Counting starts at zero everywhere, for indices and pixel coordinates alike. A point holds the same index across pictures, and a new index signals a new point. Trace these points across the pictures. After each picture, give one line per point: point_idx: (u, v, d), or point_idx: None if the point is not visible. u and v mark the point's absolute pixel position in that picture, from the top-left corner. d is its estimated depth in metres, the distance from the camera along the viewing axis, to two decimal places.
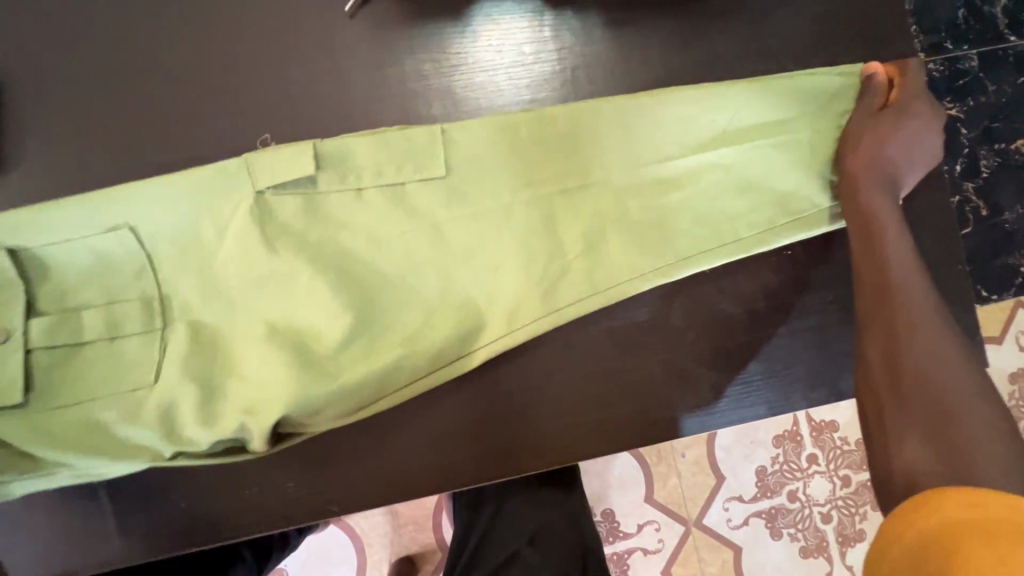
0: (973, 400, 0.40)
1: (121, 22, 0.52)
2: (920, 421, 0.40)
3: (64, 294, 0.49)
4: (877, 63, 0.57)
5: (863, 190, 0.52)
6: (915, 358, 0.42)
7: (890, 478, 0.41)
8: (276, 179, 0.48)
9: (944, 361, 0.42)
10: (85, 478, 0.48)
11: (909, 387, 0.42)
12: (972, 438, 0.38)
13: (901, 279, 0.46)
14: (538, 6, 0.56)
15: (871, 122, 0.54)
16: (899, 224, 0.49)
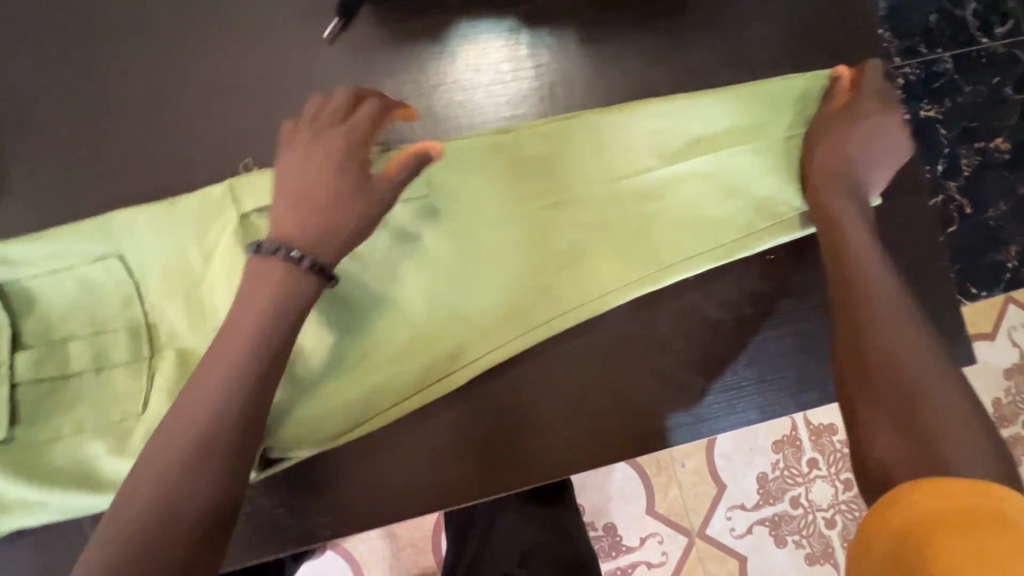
0: (941, 393, 0.42)
1: (103, 56, 0.53)
2: (890, 416, 0.42)
3: (50, 326, 0.48)
4: (842, 66, 0.57)
5: (826, 194, 0.53)
6: (883, 355, 0.45)
7: (867, 473, 0.41)
8: (260, 201, 0.48)
9: (910, 356, 0.44)
10: (73, 514, 0.46)
11: (878, 383, 0.44)
12: (939, 427, 0.40)
13: (867, 283, 0.48)
14: (514, 26, 0.57)
15: (837, 124, 0.55)
16: (864, 230, 0.52)
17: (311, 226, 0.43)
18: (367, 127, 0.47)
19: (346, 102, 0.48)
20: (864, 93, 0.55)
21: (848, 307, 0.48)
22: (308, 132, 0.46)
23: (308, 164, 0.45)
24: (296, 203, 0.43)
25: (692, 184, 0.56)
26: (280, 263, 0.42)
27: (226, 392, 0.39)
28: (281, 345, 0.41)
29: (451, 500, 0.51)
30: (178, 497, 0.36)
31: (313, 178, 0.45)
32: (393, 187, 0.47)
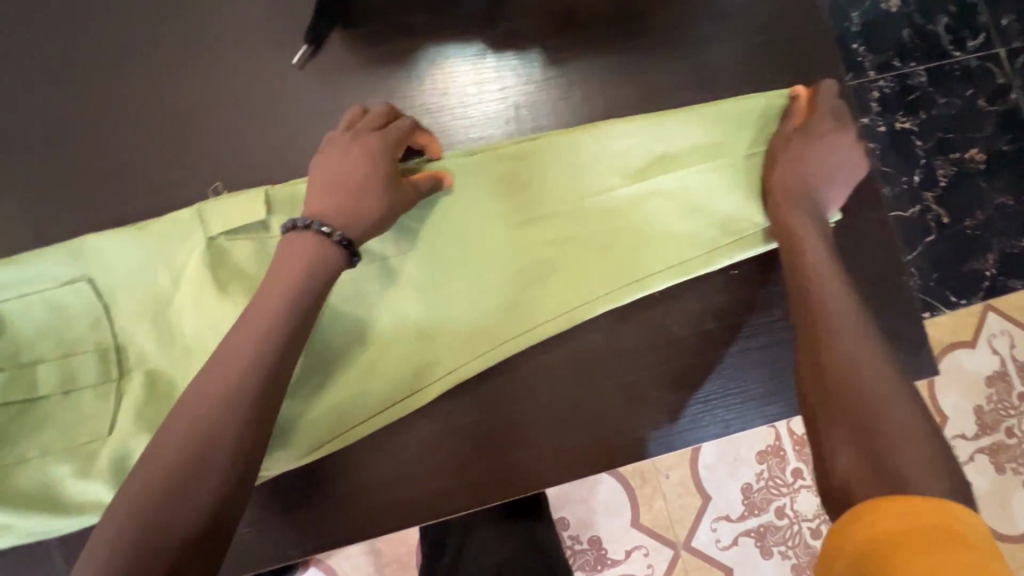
0: (896, 408, 0.43)
1: (77, 82, 0.54)
2: (849, 433, 0.42)
3: (18, 349, 0.48)
4: (800, 86, 0.59)
5: (787, 212, 0.55)
6: (840, 371, 0.45)
7: (829, 492, 0.42)
8: (227, 224, 0.48)
9: (866, 372, 0.45)
10: (37, 536, 0.46)
11: (838, 400, 0.44)
12: (894, 444, 0.41)
13: (826, 301, 0.49)
14: (479, 50, 0.59)
15: (794, 142, 0.56)
16: (823, 246, 0.53)
17: (339, 208, 0.47)
18: (399, 131, 0.51)
19: (385, 109, 0.51)
20: (820, 111, 0.57)
21: (808, 325, 0.49)
22: (345, 130, 0.50)
23: (344, 156, 0.48)
24: (329, 189, 0.47)
25: (656, 202, 0.57)
26: (311, 236, 0.45)
27: (222, 406, 0.39)
28: (286, 338, 0.43)
29: (421, 518, 0.52)
30: (166, 512, 0.36)
31: (347, 167, 0.48)
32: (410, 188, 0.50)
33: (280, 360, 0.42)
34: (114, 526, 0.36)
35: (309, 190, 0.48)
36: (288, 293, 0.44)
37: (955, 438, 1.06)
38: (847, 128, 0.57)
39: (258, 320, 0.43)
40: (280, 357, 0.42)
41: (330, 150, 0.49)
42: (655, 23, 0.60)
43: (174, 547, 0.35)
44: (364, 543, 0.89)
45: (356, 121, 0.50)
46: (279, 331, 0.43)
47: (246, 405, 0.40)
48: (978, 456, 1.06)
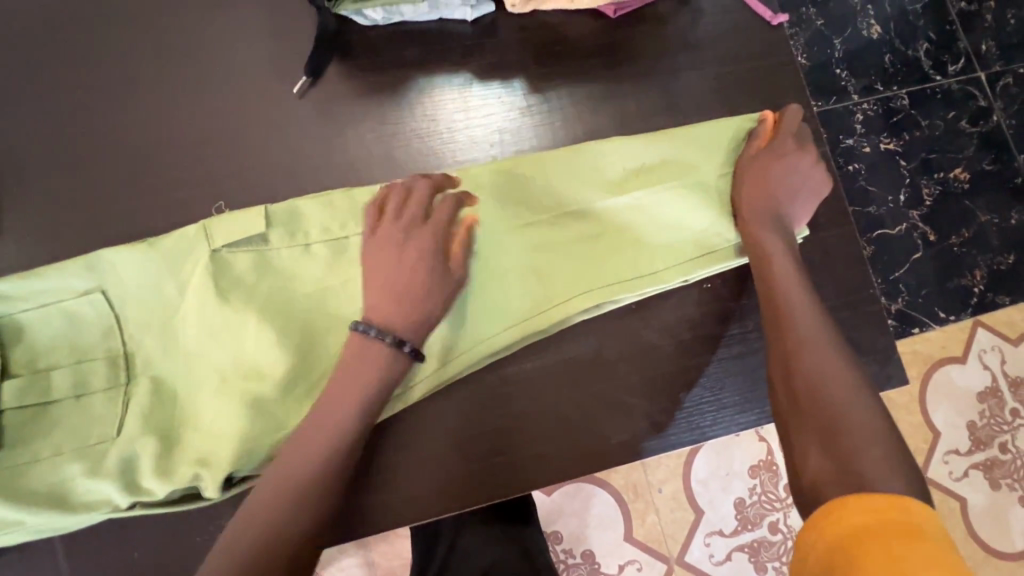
0: (861, 410, 0.44)
1: (98, 111, 0.59)
2: (816, 434, 0.44)
3: (36, 355, 0.51)
4: (766, 111, 0.63)
5: (754, 226, 0.58)
6: (808, 377, 0.47)
7: (801, 493, 0.43)
8: (230, 237, 0.52)
9: (832, 377, 0.47)
10: (43, 534, 0.48)
11: (805, 402, 0.46)
12: (859, 443, 0.42)
13: (793, 311, 0.52)
14: (466, 80, 0.63)
15: (760, 163, 0.60)
16: (789, 258, 0.56)
17: (405, 306, 0.50)
18: (443, 219, 0.54)
19: (423, 194, 0.54)
20: (784, 134, 0.61)
21: (778, 332, 0.51)
22: (389, 222, 0.53)
23: (394, 257, 0.51)
24: (393, 289, 0.50)
25: (632, 217, 0.60)
26: (382, 346, 0.49)
27: (316, 476, 0.46)
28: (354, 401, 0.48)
29: (411, 518, 0.54)
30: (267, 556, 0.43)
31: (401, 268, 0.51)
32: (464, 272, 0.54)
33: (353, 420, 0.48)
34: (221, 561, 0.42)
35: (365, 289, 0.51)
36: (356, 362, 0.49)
37: (948, 453, 1.07)
38: (810, 149, 0.61)
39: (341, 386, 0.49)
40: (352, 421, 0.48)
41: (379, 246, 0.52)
42: (631, 54, 0.65)
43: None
44: (358, 556, 0.91)
45: (397, 211, 0.53)
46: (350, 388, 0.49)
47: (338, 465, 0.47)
48: (972, 472, 1.07)
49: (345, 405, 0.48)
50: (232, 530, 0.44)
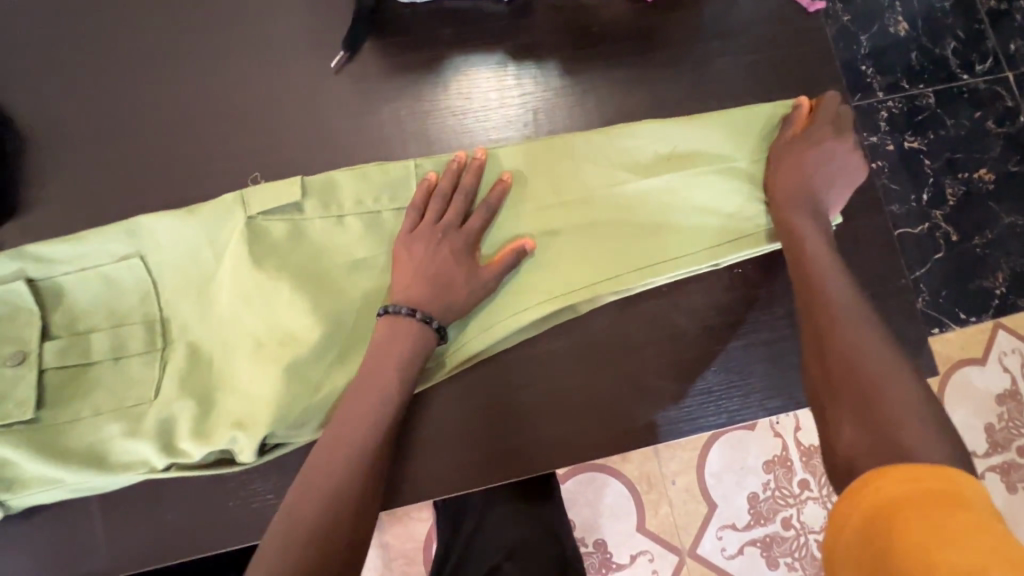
0: (897, 385, 0.44)
1: (137, 81, 0.59)
2: (850, 410, 0.44)
3: (75, 318, 0.52)
4: (802, 97, 0.63)
5: (786, 209, 0.58)
6: (842, 351, 0.47)
7: (837, 467, 0.43)
8: (266, 205, 0.53)
9: (867, 351, 0.46)
10: (82, 492, 0.49)
11: (838, 379, 0.46)
12: (896, 414, 0.42)
13: (826, 288, 0.52)
14: (502, 60, 0.63)
15: (795, 147, 0.59)
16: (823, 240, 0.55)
17: (440, 298, 0.52)
18: (485, 211, 0.55)
19: (468, 184, 0.55)
20: (821, 119, 0.60)
21: (809, 308, 0.51)
22: (430, 221, 0.54)
23: (437, 243, 0.53)
24: (433, 278, 0.52)
25: (663, 198, 0.60)
26: (413, 323, 0.51)
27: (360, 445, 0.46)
28: (391, 374, 0.49)
29: (440, 493, 0.55)
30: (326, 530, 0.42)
31: (441, 255, 0.53)
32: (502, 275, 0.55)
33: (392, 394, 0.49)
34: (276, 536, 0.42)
35: (396, 279, 0.53)
36: (392, 339, 0.50)
37: None
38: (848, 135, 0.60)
39: (378, 362, 0.49)
40: (389, 393, 0.49)
41: (423, 236, 0.53)
42: (665, 38, 0.65)
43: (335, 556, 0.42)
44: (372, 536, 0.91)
45: (441, 207, 0.54)
46: (387, 361, 0.49)
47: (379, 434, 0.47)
48: (988, 474, 1.06)
49: (383, 379, 0.49)
50: (287, 504, 0.44)
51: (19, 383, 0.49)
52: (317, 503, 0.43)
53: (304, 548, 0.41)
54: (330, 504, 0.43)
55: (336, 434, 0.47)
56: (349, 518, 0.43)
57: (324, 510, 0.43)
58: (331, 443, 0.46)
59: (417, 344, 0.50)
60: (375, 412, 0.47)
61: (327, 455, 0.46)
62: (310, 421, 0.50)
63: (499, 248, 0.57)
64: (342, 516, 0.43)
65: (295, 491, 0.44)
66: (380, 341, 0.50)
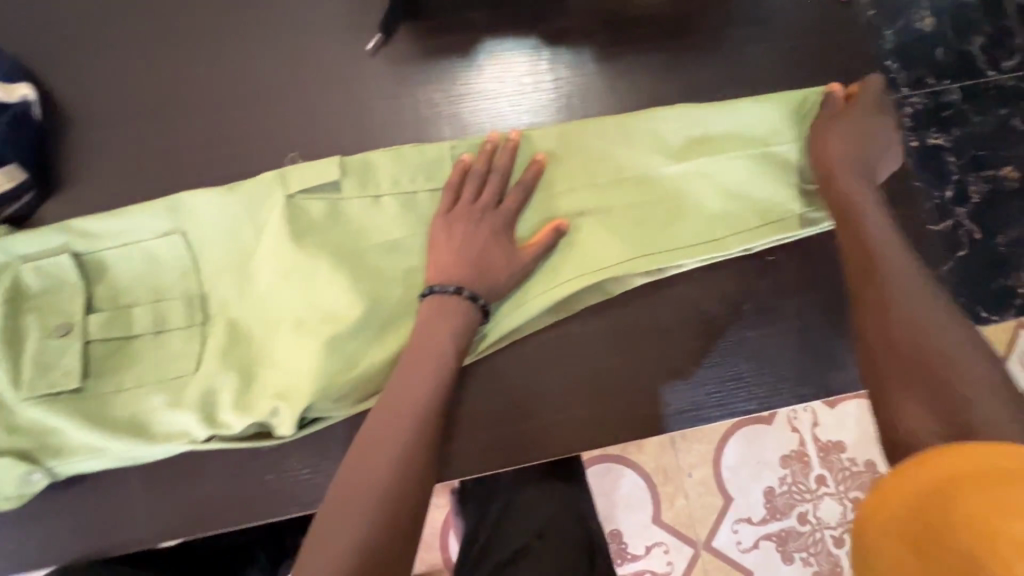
0: (964, 360, 0.43)
1: (176, 61, 0.60)
2: (916, 387, 0.43)
3: (118, 292, 0.53)
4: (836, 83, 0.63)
5: (840, 180, 0.56)
6: (904, 326, 0.46)
7: (897, 443, 0.44)
8: (305, 184, 0.53)
9: (931, 325, 0.45)
10: (125, 461, 0.50)
11: (902, 356, 0.45)
12: (968, 390, 0.42)
13: (887, 259, 0.50)
14: (537, 44, 0.63)
15: (840, 126, 0.58)
16: (879, 211, 0.54)
17: (480, 277, 0.52)
18: (521, 193, 0.56)
19: (504, 164, 0.56)
20: (861, 97, 0.60)
21: (868, 280, 0.50)
22: (467, 202, 0.54)
23: (473, 225, 0.53)
24: (473, 258, 0.52)
25: (695, 183, 0.60)
26: (458, 301, 0.51)
27: (418, 411, 0.46)
28: (443, 345, 0.49)
29: (474, 470, 0.55)
30: (396, 489, 0.42)
31: (478, 236, 0.53)
32: (540, 256, 0.55)
33: (445, 363, 0.49)
34: (344, 496, 0.42)
35: (434, 260, 0.53)
36: (436, 315, 0.50)
37: None
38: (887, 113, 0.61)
39: (431, 332, 0.50)
40: (441, 363, 0.49)
41: (461, 218, 0.54)
42: (697, 26, 0.65)
43: (404, 515, 0.42)
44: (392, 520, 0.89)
45: (476, 190, 0.55)
46: (442, 332, 0.50)
47: (436, 400, 0.48)
48: None
49: (435, 348, 0.49)
50: (349, 467, 0.44)
51: (65, 354, 0.50)
52: (383, 465, 0.43)
53: (375, 505, 0.41)
54: (398, 465, 0.43)
55: (387, 418, 0.46)
56: (414, 483, 0.43)
57: (389, 472, 0.43)
58: (389, 409, 0.46)
59: (458, 319, 0.51)
60: (425, 396, 0.47)
61: (387, 420, 0.46)
62: (348, 396, 0.51)
63: (536, 229, 0.57)
64: (408, 501, 0.43)
65: (356, 455, 0.44)
66: (424, 318, 0.51)
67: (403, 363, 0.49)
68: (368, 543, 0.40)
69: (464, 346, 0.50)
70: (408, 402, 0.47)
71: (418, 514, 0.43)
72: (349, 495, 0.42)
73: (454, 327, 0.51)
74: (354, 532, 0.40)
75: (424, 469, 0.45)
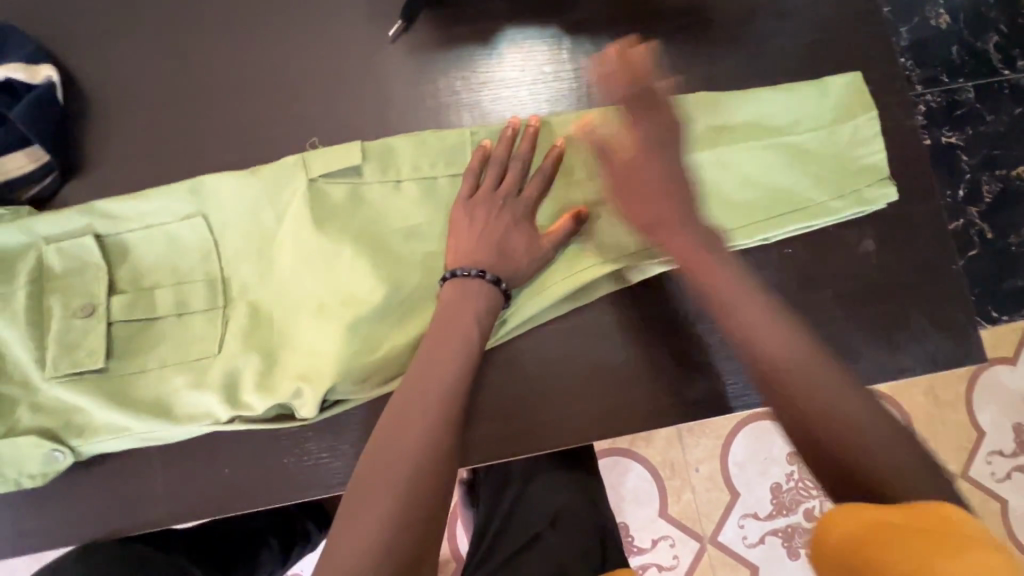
0: (849, 411, 0.43)
1: (197, 45, 0.60)
2: (822, 453, 0.43)
3: (140, 275, 0.54)
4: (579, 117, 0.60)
5: (644, 223, 0.54)
6: (796, 392, 0.44)
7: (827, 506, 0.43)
8: (327, 168, 0.54)
9: (813, 381, 0.44)
10: (148, 442, 0.51)
11: (802, 421, 0.44)
12: (861, 445, 0.41)
13: (775, 349, 0.46)
14: (557, 33, 0.63)
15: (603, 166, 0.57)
16: (691, 255, 0.52)
17: (503, 262, 0.53)
18: (542, 178, 0.56)
19: (524, 149, 0.56)
20: (629, 143, 0.57)
21: (766, 377, 0.46)
22: (487, 188, 0.55)
23: (495, 210, 0.54)
24: (495, 243, 0.53)
25: (715, 172, 0.60)
26: (482, 284, 0.51)
27: (441, 395, 0.46)
28: (466, 329, 0.49)
29: (492, 455, 0.56)
30: (422, 473, 0.42)
31: (501, 221, 0.54)
32: (561, 241, 0.55)
33: (467, 347, 0.49)
34: (370, 480, 0.42)
35: (456, 245, 0.53)
36: (460, 298, 0.51)
37: (992, 453, 1.04)
38: (664, 146, 0.56)
39: (454, 317, 0.50)
40: (464, 346, 0.49)
41: (482, 203, 0.54)
42: (718, 17, 0.64)
43: (430, 499, 0.42)
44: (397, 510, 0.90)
45: (497, 175, 0.55)
46: (466, 316, 0.50)
47: (458, 384, 0.48)
48: (1016, 474, 1.03)
49: (458, 333, 0.49)
50: (374, 450, 0.44)
51: (89, 334, 0.51)
52: (407, 448, 0.43)
53: (400, 489, 0.41)
54: (422, 448, 0.43)
55: (397, 426, 0.44)
56: (439, 466, 0.43)
57: (414, 456, 0.43)
58: (412, 393, 0.46)
59: (481, 301, 0.51)
60: (449, 379, 0.47)
61: (410, 405, 0.46)
62: (369, 379, 0.51)
63: (556, 216, 0.58)
64: (428, 502, 0.42)
65: (380, 438, 0.44)
66: (447, 301, 0.51)
67: (412, 368, 0.48)
68: (391, 528, 0.40)
69: (488, 327, 0.51)
70: (431, 386, 0.47)
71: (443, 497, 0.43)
72: (375, 479, 0.42)
73: (478, 309, 0.51)
74: (377, 518, 0.40)
75: (449, 452, 0.45)
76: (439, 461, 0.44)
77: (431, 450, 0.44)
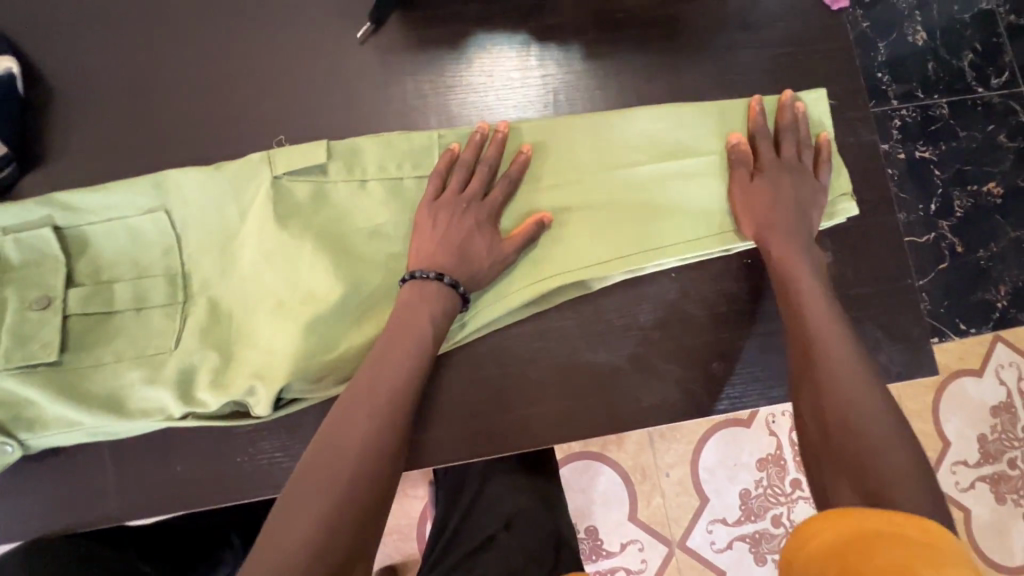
0: (876, 423, 0.45)
1: (165, 41, 0.60)
2: (845, 467, 0.44)
3: (100, 267, 0.53)
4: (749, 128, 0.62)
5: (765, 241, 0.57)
6: (840, 404, 0.46)
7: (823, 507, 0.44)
8: (291, 166, 0.54)
9: (860, 399, 0.46)
10: (100, 436, 0.51)
11: (835, 431, 0.46)
12: (879, 458, 0.42)
13: (829, 349, 0.50)
14: (527, 39, 0.64)
15: (750, 188, 0.59)
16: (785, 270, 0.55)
17: (463, 265, 0.53)
18: (507, 188, 0.57)
19: (493, 157, 0.56)
20: (768, 158, 0.60)
21: (806, 374, 0.50)
22: (453, 191, 0.55)
23: (458, 215, 0.54)
24: (455, 247, 0.53)
25: (676, 181, 0.61)
26: (441, 286, 0.52)
27: (391, 398, 0.47)
28: (424, 332, 0.50)
29: (449, 458, 0.56)
30: (362, 473, 0.43)
31: (461, 226, 0.54)
32: (522, 248, 0.56)
33: (421, 350, 0.50)
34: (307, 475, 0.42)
35: (418, 246, 0.54)
36: (420, 302, 0.51)
37: (955, 463, 1.06)
38: (793, 177, 0.59)
39: (410, 318, 0.50)
40: (419, 348, 0.50)
41: (445, 207, 0.54)
42: (687, 29, 0.65)
43: (365, 498, 0.42)
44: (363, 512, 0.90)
45: (463, 180, 0.55)
46: (425, 318, 0.51)
47: (408, 386, 0.48)
48: (978, 484, 1.05)
49: (413, 335, 0.50)
50: (318, 447, 0.44)
51: (44, 327, 0.51)
52: (352, 447, 0.44)
53: (335, 487, 0.42)
54: (365, 447, 0.44)
55: (342, 423, 0.45)
56: (381, 468, 0.44)
57: (356, 455, 0.43)
58: (362, 392, 0.47)
59: (438, 305, 0.51)
60: (400, 381, 0.48)
61: (358, 405, 0.46)
62: (326, 378, 0.52)
63: (520, 222, 0.58)
64: (366, 501, 0.42)
65: (326, 434, 0.45)
66: (405, 303, 0.51)
67: (365, 367, 0.49)
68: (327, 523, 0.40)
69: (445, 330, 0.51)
70: (382, 389, 0.47)
71: (383, 499, 0.43)
72: (313, 476, 0.42)
73: (436, 311, 0.51)
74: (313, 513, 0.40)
75: (392, 453, 0.45)
76: (387, 460, 0.44)
77: (378, 446, 0.44)
